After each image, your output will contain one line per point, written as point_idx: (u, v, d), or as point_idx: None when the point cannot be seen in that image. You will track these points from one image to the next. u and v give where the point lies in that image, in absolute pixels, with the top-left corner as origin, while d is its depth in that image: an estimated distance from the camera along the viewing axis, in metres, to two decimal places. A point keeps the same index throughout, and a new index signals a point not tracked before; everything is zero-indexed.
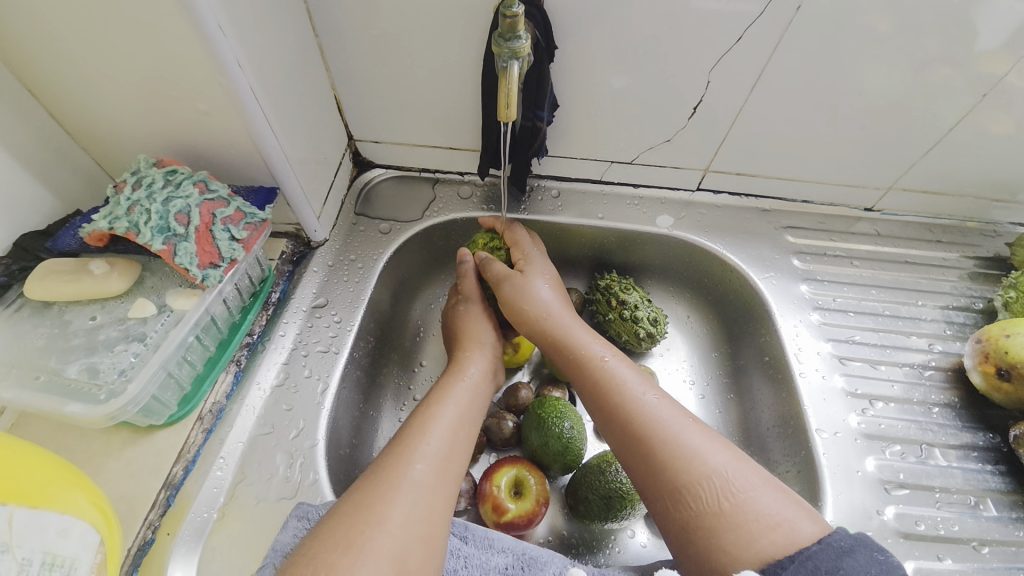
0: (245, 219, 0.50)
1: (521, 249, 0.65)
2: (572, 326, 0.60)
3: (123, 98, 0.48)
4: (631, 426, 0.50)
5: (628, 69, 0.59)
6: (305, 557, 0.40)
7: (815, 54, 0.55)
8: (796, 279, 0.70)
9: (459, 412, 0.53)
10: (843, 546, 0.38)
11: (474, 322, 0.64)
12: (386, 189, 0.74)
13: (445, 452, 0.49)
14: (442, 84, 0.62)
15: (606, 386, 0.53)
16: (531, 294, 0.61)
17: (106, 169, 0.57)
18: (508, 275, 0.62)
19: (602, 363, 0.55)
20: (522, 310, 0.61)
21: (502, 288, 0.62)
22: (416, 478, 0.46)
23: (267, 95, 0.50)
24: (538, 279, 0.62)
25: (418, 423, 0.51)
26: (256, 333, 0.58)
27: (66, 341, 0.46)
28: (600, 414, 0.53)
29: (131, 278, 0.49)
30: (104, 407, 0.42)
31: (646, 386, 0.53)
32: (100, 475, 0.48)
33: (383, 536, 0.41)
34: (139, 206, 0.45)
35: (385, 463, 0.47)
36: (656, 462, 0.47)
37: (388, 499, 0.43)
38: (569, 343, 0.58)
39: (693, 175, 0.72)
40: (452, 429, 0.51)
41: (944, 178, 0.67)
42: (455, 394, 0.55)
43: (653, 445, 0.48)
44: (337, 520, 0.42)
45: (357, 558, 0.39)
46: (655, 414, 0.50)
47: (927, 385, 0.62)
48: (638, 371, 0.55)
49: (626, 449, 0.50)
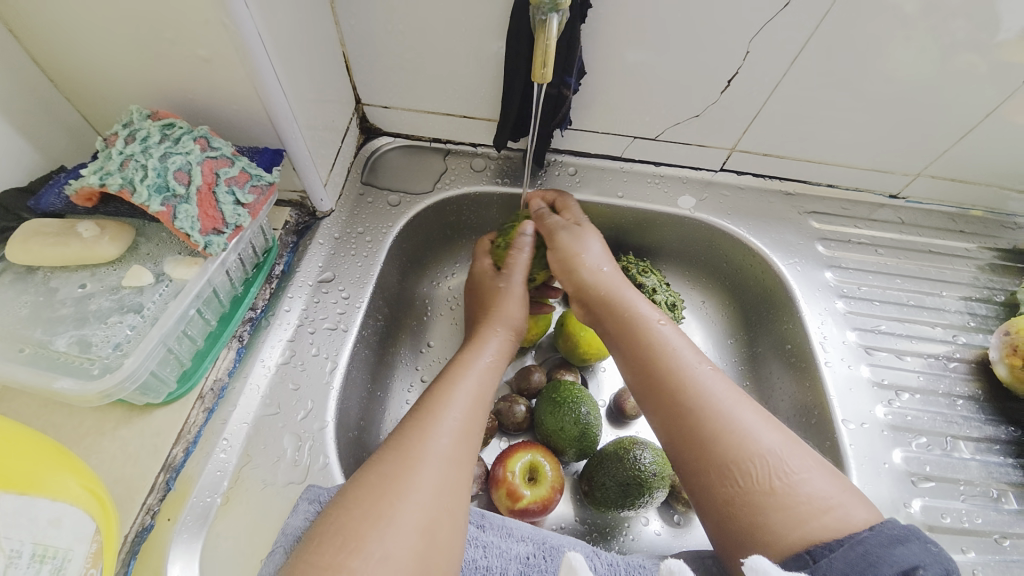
0: (251, 181, 0.46)
1: (571, 211, 0.63)
2: (621, 289, 0.57)
3: (112, 40, 0.42)
4: (682, 395, 0.48)
5: (664, 35, 0.54)
6: (331, 527, 0.38)
7: (866, 26, 0.51)
8: (820, 266, 0.67)
9: (478, 386, 0.50)
10: (896, 534, 0.37)
11: (507, 297, 0.59)
12: (394, 159, 0.69)
13: (468, 427, 0.46)
14: (460, 44, 0.57)
15: (657, 352, 0.51)
16: (583, 249, 0.59)
17: (92, 124, 0.52)
18: (566, 225, 0.60)
19: (656, 329, 0.53)
20: (575, 266, 0.59)
21: (559, 235, 0.60)
22: (441, 452, 0.43)
23: (271, 43, 0.44)
24: (592, 234, 0.61)
25: (438, 395, 0.47)
26: (260, 308, 0.55)
27: (53, 311, 0.41)
28: (643, 380, 0.51)
29: (124, 244, 0.45)
30: (99, 383, 0.38)
31: (700, 357, 0.51)
32: (93, 456, 0.45)
33: (413, 510, 0.39)
34: (134, 160, 0.41)
35: (407, 434, 0.44)
36: (705, 435, 0.45)
37: (413, 472, 0.41)
38: (619, 305, 0.55)
39: (717, 154, 0.68)
40: (474, 403, 0.48)
41: (978, 165, 0.64)
42: (478, 365, 0.52)
43: (704, 417, 0.46)
44: (364, 490, 0.40)
45: (386, 530, 0.37)
46: (709, 386, 0.47)
47: (950, 377, 0.62)
48: (691, 341, 0.52)
49: (673, 416, 0.47)
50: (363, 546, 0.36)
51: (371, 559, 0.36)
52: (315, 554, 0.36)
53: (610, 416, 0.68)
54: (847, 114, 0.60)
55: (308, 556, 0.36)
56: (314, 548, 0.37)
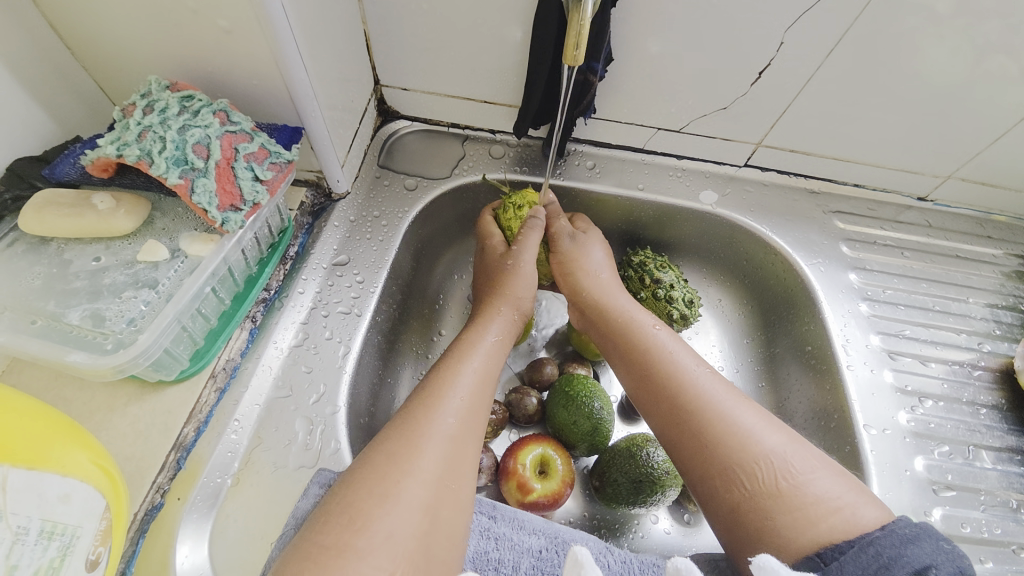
0: (270, 158, 0.45)
1: (582, 220, 0.64)
2: (616, 296, 0.58)
3: (130, 6, 0.41)
4: (680, 397, 0.47)
5: (696, 23, 0.52)
6: (332, 508, 0.37)
7: (909, 21, 0.49)
8: (844, 267, 0.66)
9: (484, 362, 0.49)
10: (907, 533, 0.36)
11: (522, 279, 0.58)
12: (412, 143, 0.68)
13: (473, 404, 0.45)
14: (483, 26, 0.55)
15: (652, 355, 0.50)
16: (587, 255, 0.60)
17: (109, 94, 0.51)
18: (571, 231, 0.60)
19: (653, 331, 0.53)
20: (573, 270, 0.59)
21: (562, 242, 0.60)
22: (440, 424, 0.42)
23: (294, 15, 0.43)
24: (596, 245, 0.61)
25: (441, 374, 0.47)
26: (273, 289, 0.54)
27: (67, 283, 0.41)
28: (641, 385, 0.50)
29: (139, 217, 0.44)
30: (111, 358, 0.37)
31: (696, 359, 0.50)
32: (104, 431, 0.44)
33: (411, 484, 0.38)
34: (152, 131, 0.40)
35: (411, 412, 0.43)
36: (706, 437, 0.44)
37: (417, 449, 0.40)
38: (612, 310, 0.56)
39: (743, 149, 0.66)
40: (480, 382, 0.47)
41: (1011, 169, 0.62)
42: (483, 345, 0.51)
43: (702, 419, 0.45)
44: (369, 469, 0.39)
45: (385, 506, 0.37)
46: (706, 388, 0.46)
47: (974, 385, 0.60)
48: (686, 345, 0.52)
49: (672, 417, 0.47)
50: (363, 524, 0.36)
51: (376, 537, 0.35)
52: (321, 533, 0.36)
53: (622, 411, 0.67)
54: (880, 112, 0.58)
55: (310, 536, 0.36)
56: (320, 527, 0.36)
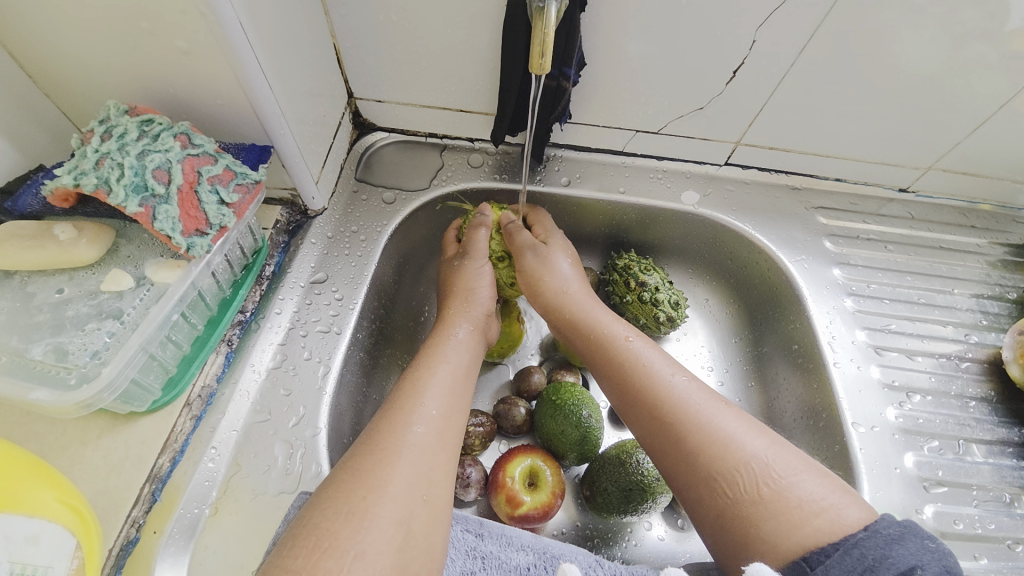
0: (236, 180, 0.44)
1: (543, 227, 0.62)
2: (591, 303, 0.56)
3: (86, 31, 0.40)
4: (660, 408, 0.46)
5: (667, 24, 0.52)
6: (302, 531, 0.36)
7: (879, 13, 0.48)
8: (828, 263, 0.66)
9: (451, 371, 0.49)
10: (892, 534, 0.35)
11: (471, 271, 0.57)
12: (390, 155, 0.67)
13: (445, 412, 0.45)
14: (453, 35, 0.54)
15: (631, 364, 0.49)
16: (551, 271, 0.57)
17: (74, 120, 0.50)
18: (532, 245, 0.57)
19: (626, 343, 0.51)
20: (541, 287, 0.57)
21: (525, 258, 0.57)
22: (416, 441, 0.41)
23: (256, 34, 0.42)
24: (558, 252, 0.59)
25: (413, 385, 0.46)
26: (249, 311, 0.53)
27: (30, 317, 0.40)
28: (625, 398, 0.49)
29: (103, 246, 0.43)
30: (74, 395, 0.37)
31: (673, 367, 0.49)
32: (76, 466, 0.43)
33: (387, 501, 0.37)
34: (110, 158, 0.39)
35: (381, 427, 0.42)
36: (688, 445, 0.43)
37: (388, 464, 0.39)
38: (590, 320, 0.54)
39: (722, 148, 0.66)
40: (450, 390, 0.47)
41: (992, 158, 0.62)
42: (450, 351, 0.51)
43: (684, 429, 0.44)
44: (336, 488, 0.38)
45: (360, 527, 0.36)
46: (684, 396, 0.46)
47: (962, 378, 0.60)
48: (665, 353, 0.51)
49: (655, 430, 0.46)
50: (337, 546, 0.35)
51: (347, 557, 0.34)
52: (291, 557, 0.34)
53: (611, 417, 0.66)
54: (856, 107, 0.58)
55: (281, 559, 0.34)
56: (290, 550, 0.35)
